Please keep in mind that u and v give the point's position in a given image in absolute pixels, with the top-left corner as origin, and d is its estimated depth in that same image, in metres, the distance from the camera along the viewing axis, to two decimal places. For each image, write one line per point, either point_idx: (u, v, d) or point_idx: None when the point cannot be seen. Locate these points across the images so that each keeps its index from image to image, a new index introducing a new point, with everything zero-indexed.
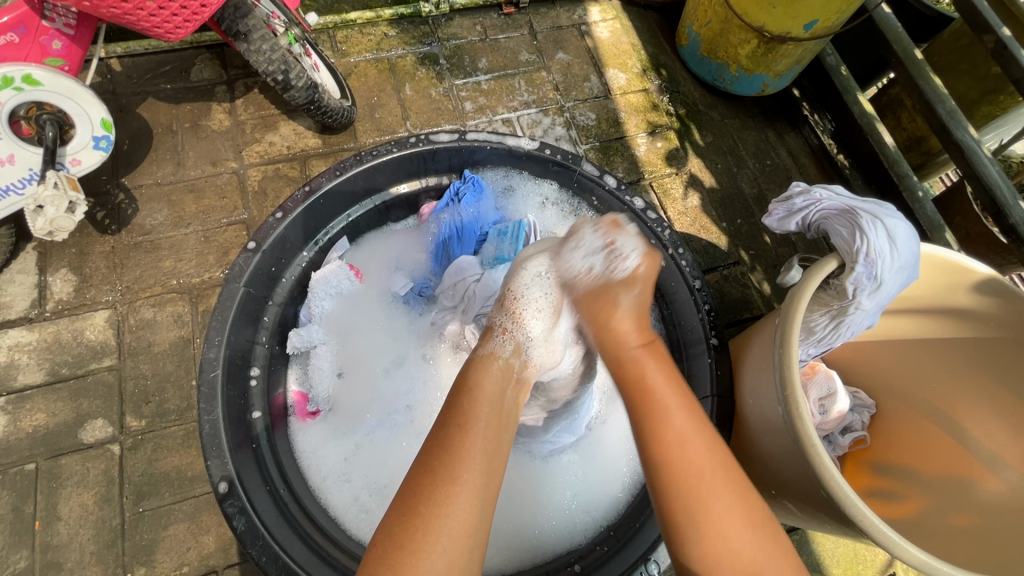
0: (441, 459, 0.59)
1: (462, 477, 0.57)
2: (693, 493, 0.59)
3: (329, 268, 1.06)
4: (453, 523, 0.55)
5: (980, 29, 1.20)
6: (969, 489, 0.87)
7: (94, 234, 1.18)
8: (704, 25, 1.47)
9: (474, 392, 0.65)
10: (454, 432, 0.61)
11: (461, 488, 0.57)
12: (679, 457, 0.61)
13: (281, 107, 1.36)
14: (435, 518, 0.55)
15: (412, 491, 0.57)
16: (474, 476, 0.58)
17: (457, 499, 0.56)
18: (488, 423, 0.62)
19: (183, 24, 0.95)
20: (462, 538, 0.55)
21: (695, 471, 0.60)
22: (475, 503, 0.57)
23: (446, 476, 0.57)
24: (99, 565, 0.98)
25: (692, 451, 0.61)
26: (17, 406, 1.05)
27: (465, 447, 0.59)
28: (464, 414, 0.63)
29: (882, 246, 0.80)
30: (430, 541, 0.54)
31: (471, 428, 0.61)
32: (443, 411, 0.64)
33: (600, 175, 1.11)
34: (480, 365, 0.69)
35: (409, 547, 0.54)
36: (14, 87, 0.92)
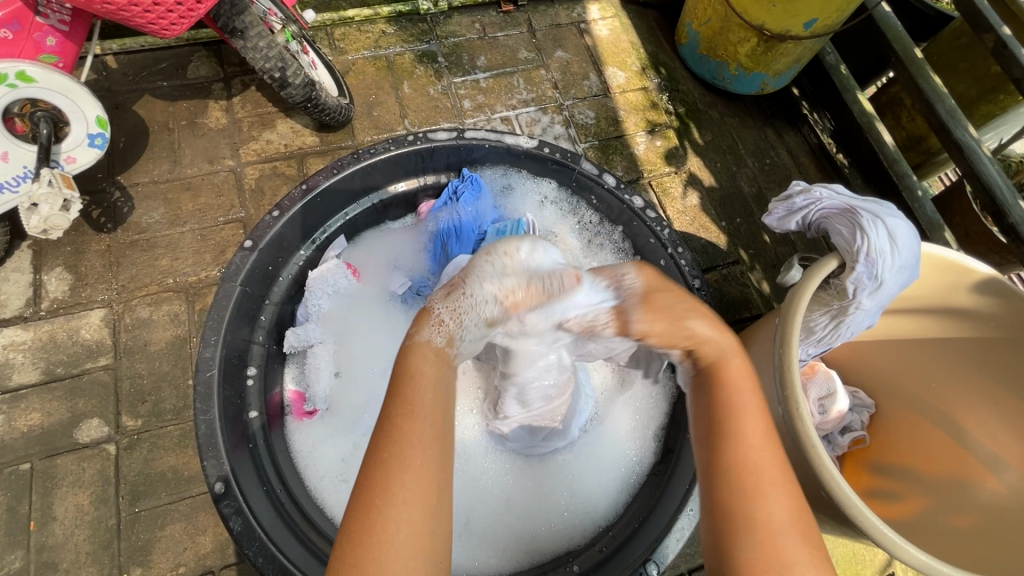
0: (383, 453, 0.52)
1: (415, 462, 0.52)
2: (745, 473, 0.53)
3: (325, 267, 1.06)
4: (405, 522, 0.49)
5: (981, 28, 1.20)
6: (969, 489, 0.87)
7: (90, 233, 1.17)
8: (703, 23, 1.46)
9: (415, 376, 0.58)
10: (396, 418, 0.54)
11: (410, 480, 0.51)
12: (740, 435, 0.55)
13: (278, 104, 1.35)
14: (390, 508, 0.50)
15: (361, 487, 0.51)
16: (428, 459, 0.52)
17: (412, 486, 0.51)
18: (435, 400, 0.56)
19: (179, 21, 0.94)
20: (422, 527, 0.50)
21: (751, 452, 0.54)
22: (427, 498, 0.51)
23: (397, 462, 0.51)
24: (95, 566, 0.98)
25: (753, 427, 0.56)
26: (12, 406, 1.05)
27: (407, 437, 0.52)
28: (409, 396, 0.56)
29: (882, 246, 0.80)
30: (384, 540, 0.49)
31: (416, 415, 0.54)
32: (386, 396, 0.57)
33: (598, 174, 1.11)
34: (415, 351, 0.61)
35: (367, 540, 0.48)
36: (8, 84, 0.91)
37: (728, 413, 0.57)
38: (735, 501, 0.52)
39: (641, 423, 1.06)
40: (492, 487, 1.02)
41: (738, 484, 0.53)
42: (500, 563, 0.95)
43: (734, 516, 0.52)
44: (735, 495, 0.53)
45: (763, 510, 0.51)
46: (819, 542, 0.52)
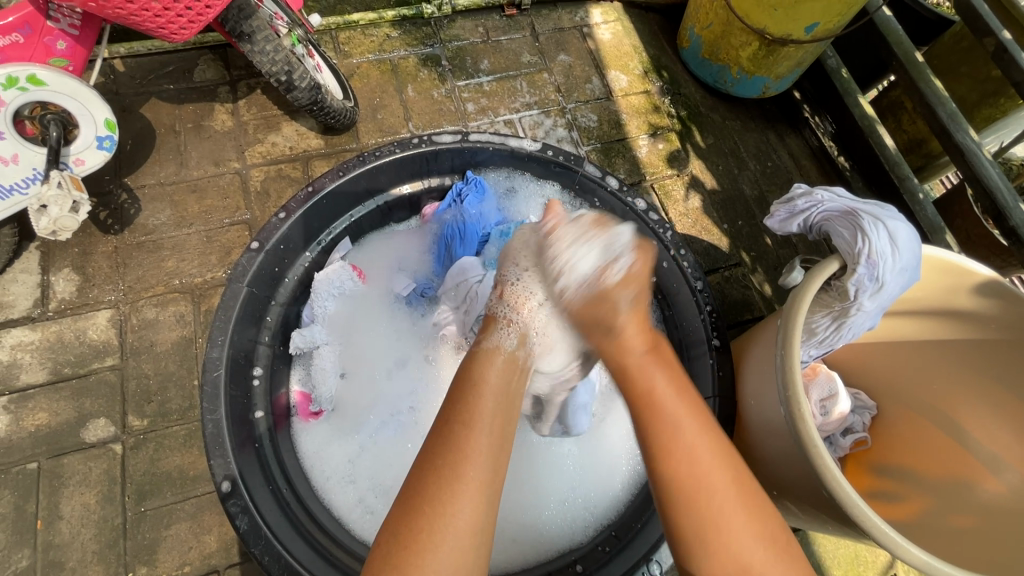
0: (443, 459, 0.59)
1: (467, 476, 0.58)
2: (690, 486, 0.61)
3: (331, 269, 1.07)
4: (460, 523, 0.56)
5: (981, 32, 1.21)
6: (969, 491, 0.87)
7: (97, 234, 1.18)
8: (706, 27, 1.47)
9: (479, 388, 0.67)
10: (457, 429, 0.62)
11: (466, 485, 0.57)
12: (676, 450, 0.62)
13: (283, 107, 1.36)
14: (440, 517, 0.55)
15: (415, 492, 0.58)
16: (479, 474, 0.59)
17: (463, 498, 0.57)
18: (493, 422, 0.64)
19: (188, 25, 0.95)
20: (469, 537, 0.56)
21: (689, 468, 0.61)
22: (481, 501, 0.58)
23: (451, 474, 0.58)
24: (101, 565, 0.98)
25: (687, 443, 0.62)
26: (19, 405, 1.06)
27: (468, 444, 0.60)
28: (469, 409, 0.64)
29: (884, 248, 0.80)
30: (437, 542, 0.54)
31: (474, 427, 0.62)
32: (447, 407, 0.65)
33: (602, 176, 1.12)
34: (484, 360, 0.72)
35: (416, 547, 0.54)
36: (19, 87, 0.93)
37: (661, 430, 0.63)
38: (691, 513, 0.60)
39: None
40: None
41: (689, 502, 0.60)
42: (505, 563, 0.96)
43: (691, 525, 0.60)
44: (688, 506, 0.60)
45: (712, 519, 0.59)
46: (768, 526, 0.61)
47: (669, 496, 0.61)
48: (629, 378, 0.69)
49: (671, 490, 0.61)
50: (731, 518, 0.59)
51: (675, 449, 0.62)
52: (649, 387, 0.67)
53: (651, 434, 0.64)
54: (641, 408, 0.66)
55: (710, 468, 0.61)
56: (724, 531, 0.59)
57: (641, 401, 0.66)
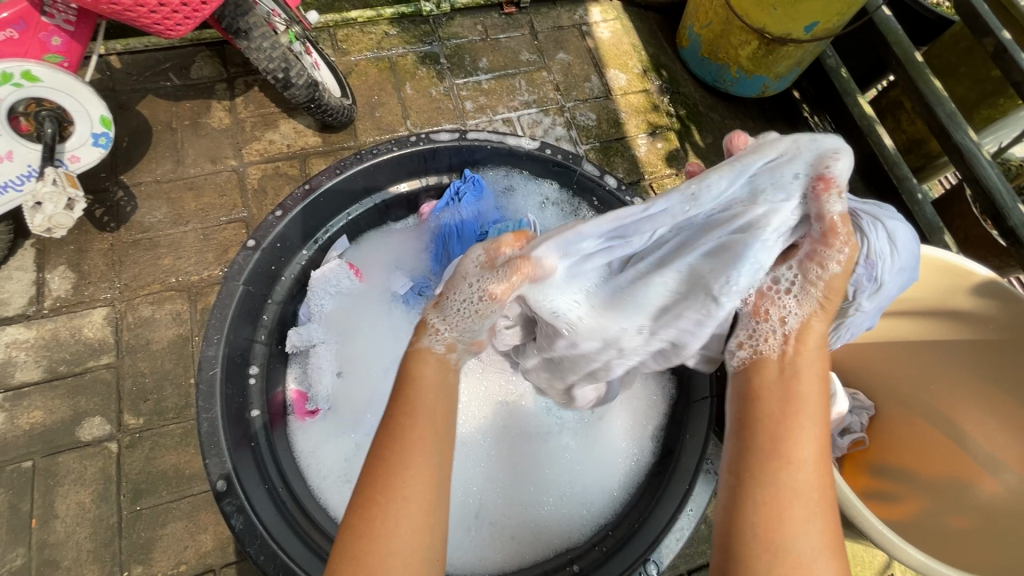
0: (386, 451, 0.57)
1: (415, 461, 0.56)
2: (780, 515, 0.54)
3: (328, 267, 1.06)
4: (408, 514, 0.54)
5: (980, 32, 1.20)
6: (967, 490, 0.88)
7: (93, 232, 1.17)
8: (705, 26, 1.47)
9: (416, 376, 0.63)
10: (400, 419, 0.59)
11: (407, 474, 0.55)
12: (794, 472, 0.56)
13: (281, 105, 1.35)
14: (392, 504, 0.54)
15: (363, 484, 0.56)
16: (428, 459, 0.57)
17: (413, 484, 0.55)
18: (438, 403, 0.61)
19: (184, 22, 0.94)
20: (422, 523, 0.54)
21: (799, 493, 0.55)
22: (430, 487, 0.56)
23: (399, 462, 0.56)
24: (96, 564, 0.98)
25: (805, 473, 0.56)
26: (14, 404, 1.05)
27: (408, 433, 0.57)
28: (411, 397, 0.61)
29: (883, 248, 0.78)
30: (385, 536, 0.53)
31: (416, 414, 0.59)
32: (391, 396, 0.62)
33: (600, 175, 1.11)
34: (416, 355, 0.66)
35: (369, 537, 0.53)
36: (14, 84, 0.92)
37: (788, 444, 0.57)
38: (767, 533, 0.53)
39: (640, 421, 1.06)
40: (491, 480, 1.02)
41: (776, 526, 0.53)
42: (502, 562, 0.96)
43: (762, 549, 0.53)
44: (768, 531, 0.53)
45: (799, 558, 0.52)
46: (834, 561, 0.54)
47: (752, 503, 0.55)
48: (762, 381, 0.62)
49: (761, 503, 0.54)
50: (812, 547, 0.53)
51: (792, 473, 0.56)
52: (806, 403, 0.59)
53: (773, 450, 0.57)
54: (776, 419, 0.58)
55: (812, 498, 0.55)
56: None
57: (785, 407, 0.59)
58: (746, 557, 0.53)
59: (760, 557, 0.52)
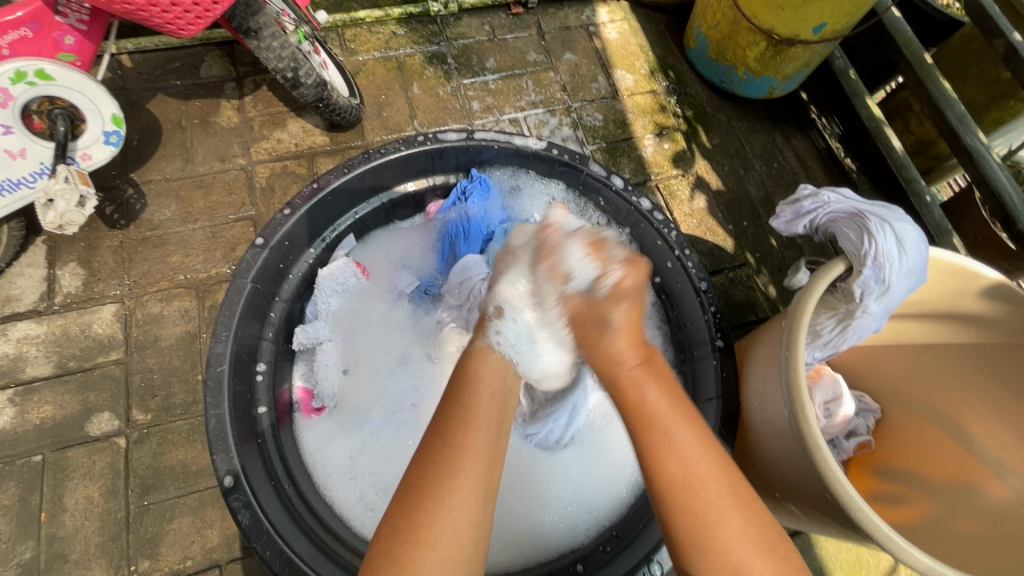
0: (441, 453, 0.61)
1: (463, 471, 0.59)
2: (680, 493, 0.61)
3: (335, 265, 1.07)
4: (459, 514, 0.57)
5: (991, 34, 1.20)
6: (974, 495, 0.87)
7: (103, 228, 1.19)
8: (712, 27, 1.46)
9: (474, 386, 0.69)
10: (455, 426, 0.63)
11: (464, 479, 0.59)
12: (671, 456, 0.62)
13: (290, 104, 1.36)
14: (438, 510, 0.57)
15: (411, 488, 0.59)
16: (475, 471, 0.60)
17: (459, 493, 0.58)
18: (487, 420, 0.65)
19: (195, 22, 0.95)
20: (466, 531, 0.57)
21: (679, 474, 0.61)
22: (479, 494, 0.59)
23: (448, 470, 0.59)
24: (104, 558, 0.99)
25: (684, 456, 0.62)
26: (25, 398, 1.06)
27: (464, 440, 0.62)
28: (466, 410, 0.65)
29: (891, 250, 0.80)
30: (436, 532, 0.56)
31: (473, 421, 0.64)
32: (442, 407, 0.66)
33: (607, 175, 1.11)
34: (478, 357, 0.74)
35: (413, 541, 0.55)
36: (28, 82, 0.93)
37: (654, 431, 0.64)
38: (687, 520, 0.60)
39: None
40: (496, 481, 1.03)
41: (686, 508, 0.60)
42: (506, 564, 0.95)
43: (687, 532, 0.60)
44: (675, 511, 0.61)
45: (706, 518, 0.59)
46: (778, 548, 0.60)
47: (661, 496, 0.62)
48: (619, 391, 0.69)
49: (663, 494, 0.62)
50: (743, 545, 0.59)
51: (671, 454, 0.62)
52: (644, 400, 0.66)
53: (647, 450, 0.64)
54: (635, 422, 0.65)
55: (699, 466, 0.62)
56: (719, 542, 0.58)
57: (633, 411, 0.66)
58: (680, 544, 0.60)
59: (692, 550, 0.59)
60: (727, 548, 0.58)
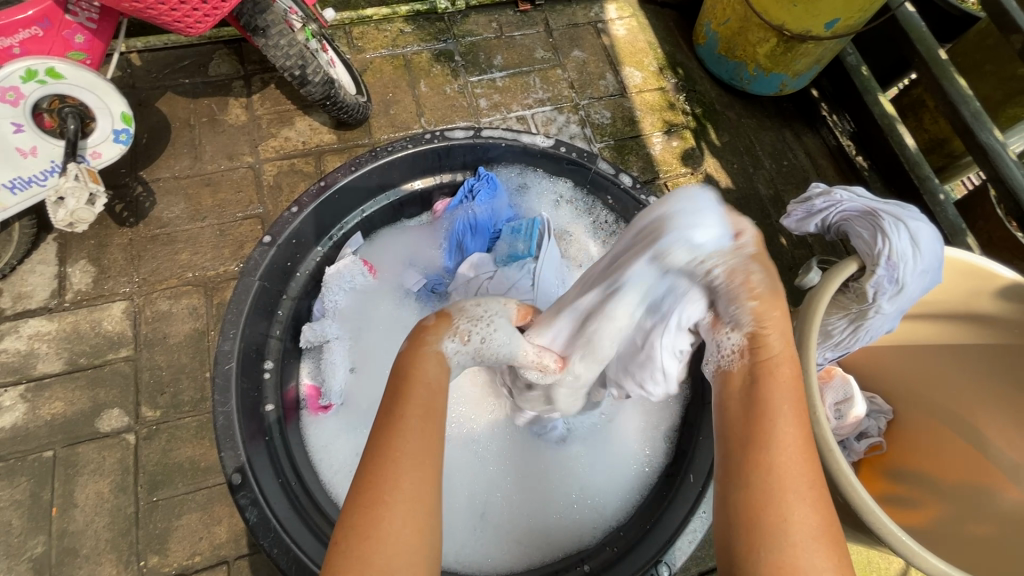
0: (379, 440, 0.52)
1: (404, 456, 0.51)
2: (770, 472, 0.50)
3: (343, 263, 1.07)
4: (402, 505, 0.49)
5: (1008, 29, 1.17)
6: (990, 499, 0.85)
7: (113, 226, 1.20)
8: (723, 23, 1.45)
9: (417, 368, 0.59)
10: (394, 408, 0.55)
11: (409, 462, 0.51)
12: (770, 417, 0.53)
13: (298, 102, 1.37)
14: (377, 505, 0.49)
15: (351, 480, 0.51)
16: (417, 456, 0.52)
17: (398, 482, 0.50)
18: (432, 399, 0.57)
19: (204, 19, 0.95)
20: (411, 527, 0.49)
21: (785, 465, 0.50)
22: (429, 478, 0.51)
23: (386, 457, 0.51)
24: (113, 553, 1.00)
25: (785, 438, 0.52)
26: (36, 394, 1.07)
27: (404, 423, 0.53)
28: (408, 392, 0.56)
29: (904, 249, 0.79)
30: (375, 529, 0.48)
31: (418, 397, 0.57)
32: (386, 390, 0.58)
33: (615, 173, 1.10)
34: (418, 347, 0.62)
35: (349, 540, 0.48)
36: (38, 81, 0.94)
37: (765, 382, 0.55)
38: (763, 503, 0.49)
39: (653, 423, 1.05)
40: (501, 480, 1.02)
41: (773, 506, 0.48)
42: (512, 563, 0.96)
43: (763, 531, 0.48)
44: (756, 504, 0.49)
45: (784, 504, 0.48)
46: (842, 550, 0.49)
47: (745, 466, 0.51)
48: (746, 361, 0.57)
49: (749, 469, 0.51)
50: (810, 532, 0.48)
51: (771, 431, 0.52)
52: (767, 374, 0.55)
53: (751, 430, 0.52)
54: (750, 391, 0.55)
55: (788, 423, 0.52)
56: (790, 525, 0.48)
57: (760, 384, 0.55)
58: (744, 531, 0.49)
59: (759, 532, 0.48)
60: (794, 533, 0.47)
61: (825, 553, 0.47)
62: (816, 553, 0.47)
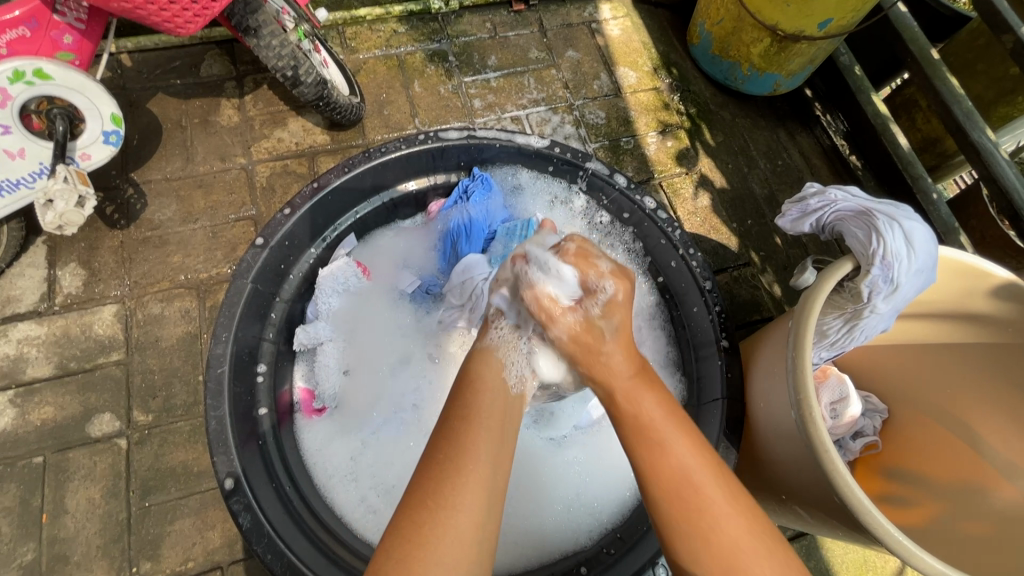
0: (444, 452, 0.59)
1: (468, 467, 0.58)
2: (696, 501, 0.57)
3: (336, 265, 1.06)
4: (462, 518, 0.55)
5: (999, 28, 1.18)
6: (983, 498, 0.86)
7: (103, 229, 1.18)
8: (716, 23, 1.45)
9: (477, 382, 0.67)
10: (457, 425, 0.62)
11: (467, 480, 0.57)
12: (671, 456, 0.59)
13: (290, 103, 1.36)
14: (442, 511, 0.55)
15: (415, 492, 0.57)
16: (481, 467, 0.58)
17: (463, 490, 0.57)
18: (493, 413, 0.64)
19: (194, 19, 0.94)
20: (472, 531, 0.55)
21: (683, 485, 0.58)
22: (483, 495, 0.57)
23: (453, 467, 0.58)
24: (105, 559, 0.99)
25: (683, 458, 0.59)
26: (26, 400, 1.06)
27: (468, 438, 0.60)
28: (468, 406, 0.64)
29: (899, 249, 0.79)
30: (438, 537, 0.54)
31: (475, 423, 0.62)
32: (450, 405, 0.65)
33: (610, 173, 1.10)
34: (480, 358, 0.72)
35: (415, 542, 0.54)
36: (26, 81, 0.92)
37: (635, 418, 0.62)
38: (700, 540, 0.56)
39: None
40: None
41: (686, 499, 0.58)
42: (509, 566, 0.95)
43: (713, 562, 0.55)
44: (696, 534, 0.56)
45: (713, 527, 0.56)
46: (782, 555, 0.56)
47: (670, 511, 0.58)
48: (616, 393, 0.65)
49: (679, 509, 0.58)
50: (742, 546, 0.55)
51: (665, 443, 0.60)
52: (627, 398, 0.64)
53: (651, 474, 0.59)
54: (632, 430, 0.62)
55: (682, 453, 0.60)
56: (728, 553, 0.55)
57: (632, 421, 0.62)
58: (683, 553, 0.57)
59: (708, 557, 0.55)
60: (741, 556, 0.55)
61: (760, 553, 0.55)
62: (753, 556, 0.55)
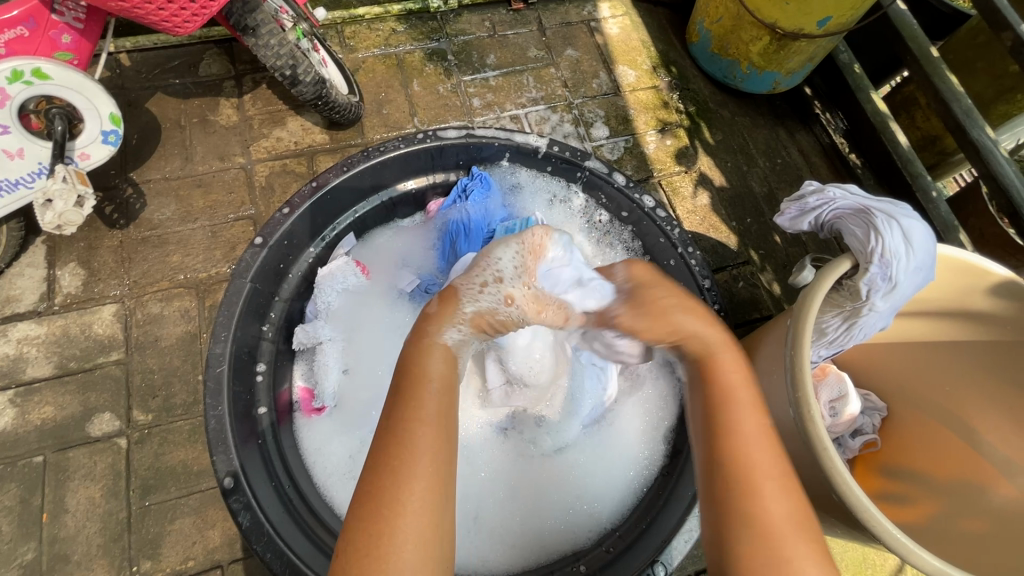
0: (394, 457, 0.58)
1: (419, 471, 0.57)
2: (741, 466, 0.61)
3: (335, 264, 1.06)
4: (414, 520, 0.55)
5: (999, 27, 1.18)
6: (980, 495, 0.86)
7: (102, 228, 1.18)
8: (715, 21, 1.45)
9: (420, 377, 0.66)
10: (402, 424, 0.61)
11: (417, 483, 0.57)
12: (734, 419, 0.64)
13: (289, 102, 1.36)
14: (396, 518, 0.55)
15: (363, 502, 0.57)
16: (430, 467, 0.58)
17: (413, 495, 0.56)
18: (438, 406, 0.63)
19: (192, 19, 0.94)
20: (428, 532, 0.56)
21: (744, 447, 0.62)
22: (433, 494, 0.57)
23: (404, 472, 0.57)
24: (105, 558, 0.99)
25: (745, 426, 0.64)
26: (26, 399, 1.06)
27: (414, 438, 0.59)
28: (412, 403, 0.62)
29: (898, 247, 0.79)
30: (394, 543, 0.54)
31: (419, 419, 0.61)
32: (392, 401, 0.64)
33: (609, 172, 1.10)
34: (426, 351, 0.69)
35: (372, 552, 0.54)
36: (24, 81, 0.93)
37: (715, 384, 0.68)
38: (740, 497, 0.59)
39: (652, 423, 1.05)
40: (497, 480, 1.02)
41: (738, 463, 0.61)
42: (507, 564, 0.95)
43: (749, 527, 0.57)
44: (737, 499, 0.59)
45: (759, 495, 0.59)
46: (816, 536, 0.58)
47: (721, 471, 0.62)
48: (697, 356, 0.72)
49: (728, 472, 0.61)
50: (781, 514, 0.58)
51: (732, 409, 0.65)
52: (714, 368, 0.70)
53: (716, 435, 0.64)
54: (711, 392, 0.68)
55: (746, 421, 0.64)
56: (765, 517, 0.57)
57: (706, 385, 0.69)
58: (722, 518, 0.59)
59: (741, 519, 0.58)
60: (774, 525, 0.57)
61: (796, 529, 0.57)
62: (788, 528, 0.57)
